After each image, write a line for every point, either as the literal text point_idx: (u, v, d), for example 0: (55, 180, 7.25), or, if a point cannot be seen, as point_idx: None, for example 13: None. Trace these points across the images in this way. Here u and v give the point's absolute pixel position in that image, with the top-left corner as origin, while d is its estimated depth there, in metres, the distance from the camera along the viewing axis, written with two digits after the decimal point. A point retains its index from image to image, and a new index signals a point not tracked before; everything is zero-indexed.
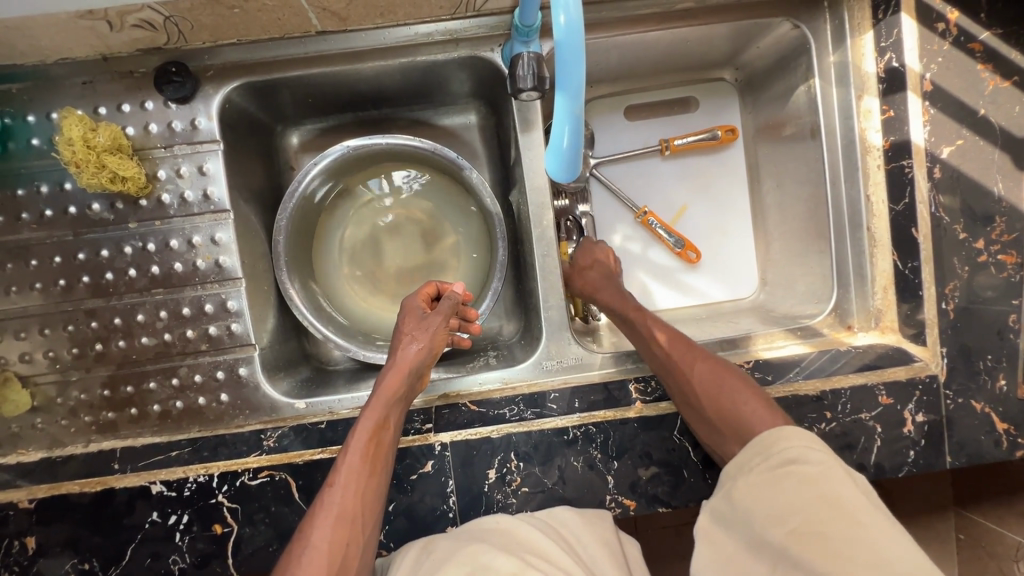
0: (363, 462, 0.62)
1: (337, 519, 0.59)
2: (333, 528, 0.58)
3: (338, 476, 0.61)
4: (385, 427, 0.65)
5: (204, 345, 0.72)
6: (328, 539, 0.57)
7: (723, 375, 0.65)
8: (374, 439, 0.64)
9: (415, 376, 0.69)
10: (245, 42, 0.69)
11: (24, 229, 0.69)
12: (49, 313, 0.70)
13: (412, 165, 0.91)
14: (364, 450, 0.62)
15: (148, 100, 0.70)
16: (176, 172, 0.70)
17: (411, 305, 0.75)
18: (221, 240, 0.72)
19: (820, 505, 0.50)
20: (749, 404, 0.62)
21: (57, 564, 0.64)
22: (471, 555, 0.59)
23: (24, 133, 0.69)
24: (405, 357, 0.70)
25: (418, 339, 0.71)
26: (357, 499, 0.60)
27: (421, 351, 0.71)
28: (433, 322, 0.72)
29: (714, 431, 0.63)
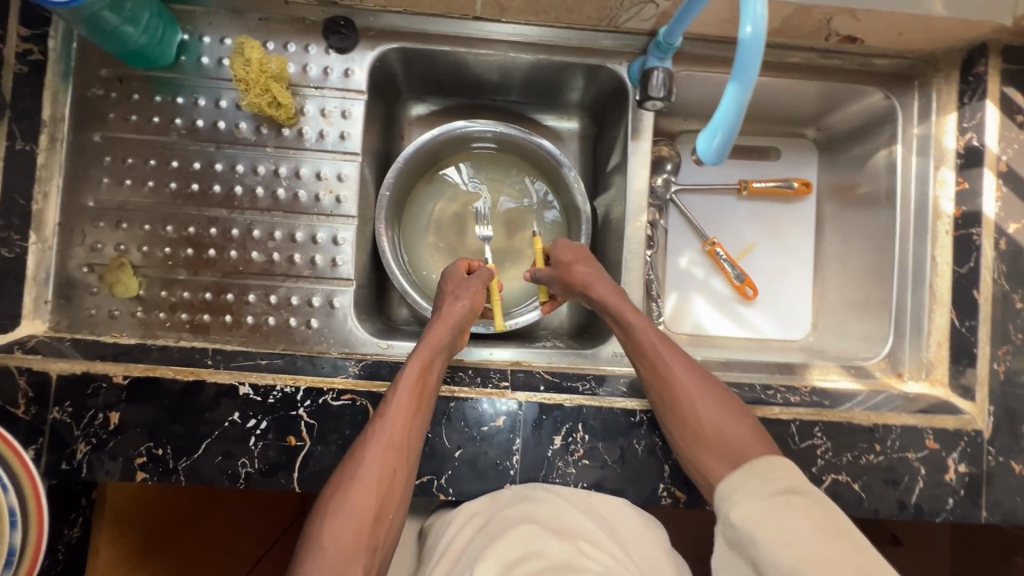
0: (411, 403, 0.66)
1: (386, 448, 0.64)
2: (382, 454, 0.64)
3: (387, 409, 0.65)
4: (429, 372, 0.69)
5: (307, 271, 0.76)
6: (379, 462, 0.63)
7: (715, 395, 0.70)
8: (421, 381, 0.68)
9: (458, 331, 0.74)
10: (408, 12, 0.78)
11: (174, 132, 0.75)
12: (174, 212, 0.75)
13: (510, 155, 0.97)
14: (413, 390, 0.66)
15: (311, 44, 0.77)
16: (321, 111, 0.77)
17: (451, 270, 0.81)
18: (345, 178, 0.78)
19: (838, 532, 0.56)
20: (740, 431, 0.67)
21: (133, 444, 0.66)
22: (522, 534, 0.65)
23: (196, 51, 0.76)
24: (451, 314, 0.75)
25: (462, 299, 0.77)
26: (404, 433, 0.65)
27: (465, 309, 0.76)
28: (474, 284, 0.78)
29: (694, 439, 0.67)
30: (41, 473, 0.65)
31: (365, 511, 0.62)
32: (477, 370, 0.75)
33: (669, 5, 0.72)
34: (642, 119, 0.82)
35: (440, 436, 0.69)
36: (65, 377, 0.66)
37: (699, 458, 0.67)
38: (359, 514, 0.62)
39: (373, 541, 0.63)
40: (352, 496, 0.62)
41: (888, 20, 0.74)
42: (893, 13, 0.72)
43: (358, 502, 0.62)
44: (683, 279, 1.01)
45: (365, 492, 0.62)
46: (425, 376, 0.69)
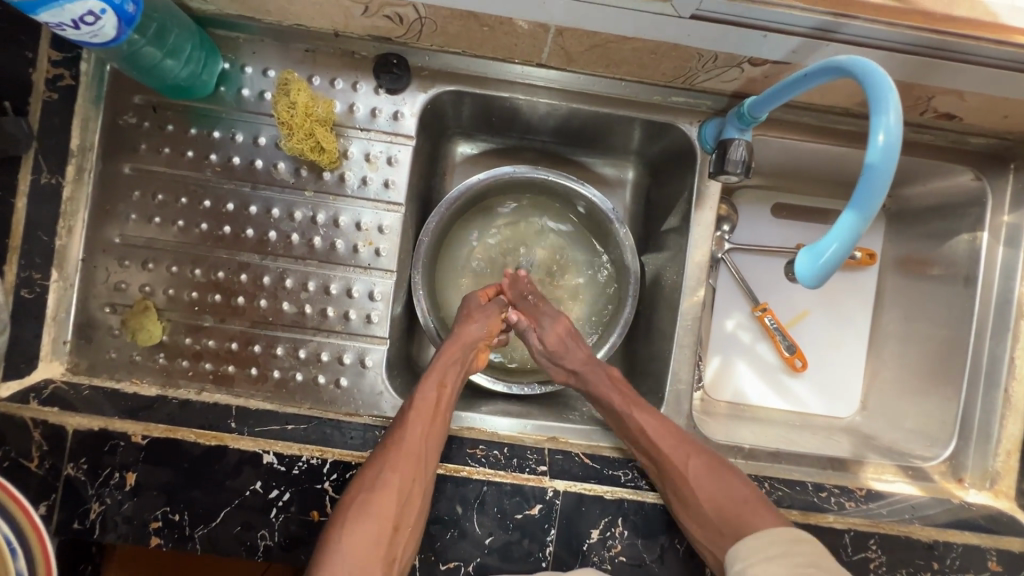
0: (429, 413, 0.68)
1: (405, 456, 0.64)
2: (400, 465, 0.63)
3: (407, 419, 0.66)
4: (444, 386, 0.71)
5: (339, 326, 0.72)
6: (397, 477, 0.63)
7: (717, 473, 0.68)
8: (438, 396, 0.70)
9: (471, 349, 0.76)
10: (467, 54, 0.71)
11: (208, 168, 0.70)
12: (204, 254, 0.71)
13: (556, 200, 0.90)
14: (428, 404, 0.68)
15: (360, 82, 0.71)
16: (366, 155, 0.72)
17: (469, 299, 0.81)
18: (386, 230, 0.73)
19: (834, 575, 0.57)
20: (749, 509, 0.65)
21: (149, 507, 0.63)
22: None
23: (236, 82, 0.70)
24: (467, 332, 0.77)
25: (476, 318, 0.78)
26: (423, 443, 0.65)
27: (479, 330, 0.77)
28: (491, 310, 0.80)
29: (705, 524, 0.65)
30: (51, 532, 0.61)
31: (384, 518, 0.61)
32: (512, 449, 0.70)
33: (756, 73, 0.66)
34: (708, 186, 0.76)
35: (471, 520, 0.65)
36: (81, 433, 0.62)
37: (706, 540, 0.65)
38: (380, 519, 0.61)
39: (390, 553, 0.61)
40: (370, 508, 0.62)
41: (996, 104, 0.67)
42: (1005, 98, 0.65)
43: (376, 512, 0.61)
44: (727, 344, 0.95)
45: (383, 500, 0.62)
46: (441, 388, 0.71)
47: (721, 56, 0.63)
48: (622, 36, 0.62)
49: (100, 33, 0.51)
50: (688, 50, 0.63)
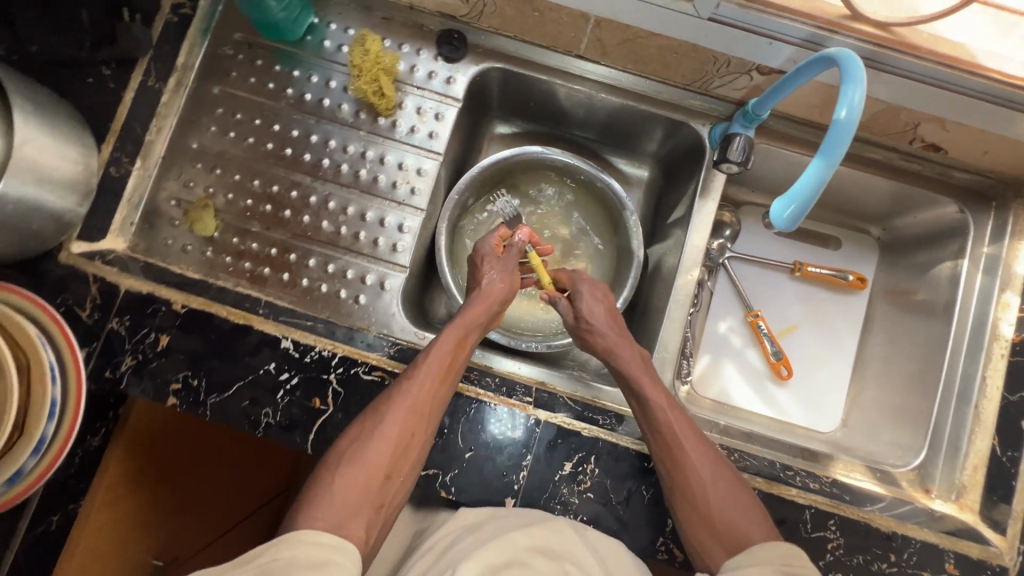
0: (441, 371, 0.69)
1: (410, 411, 0.66)
2: (403, 416, 0.66)
3: (417, 373, 0.68)
4: (461, 344, 0.73)
5: (367, 249, 0.81)
6: (398, 426, 0.66)
7: (723, 475, 0.68)
8: (453, 352, 0.72)
9: (493, 310, 0.79)
10: (517, 39, 0.83)
11: (283, 100, 0.82)
12: (264, 169, 0.81)
13: (577, 188, 0.99)
14: (442, 359, 0.70)
15: (424, 49, 0.84)
16: (418, 108, 0.83)
17: (483, 246, 0.84)
18: (424, 173, 0.83)
19: (731, 489, 0.67)
20: (745, 515, 0.65)
21: (173, 369, 0.70)
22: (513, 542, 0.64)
23: (321, 34, 0.83)
24: (490, 294, 0.79)
25: (500, 280, 0.81)
26: (429, 399, 0.68)
27: (502, 290, 0.80)
28: (511, 268, 0.83)
29: (700, 518, 0.66)
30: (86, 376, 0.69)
31: (378, 466, 0.65)
32: (504, 378, 0.75)
33: (763, 81, 0.76)
34: (713, 179, 0.86)
35: (456, 433, 0.71)
36: (131, 294, 0.71)
37: (690, 527, 0.66)
38: (375, 467, 0.65)
39: (381, 498, 0.65)
40: (367, 456, 0.65)
41: (975, 137, 0.76)
42: (982, 130, 0.74)
43: (372, 461, 0.65)
44: (719, 344, 1.01)
45: (382, 449, 0.65)
46: (456, 347, 0.72)
47: (734, 61, 0.74)
48: (650, 31, 0.73)
49: None
50: (705, 52, 0.74)
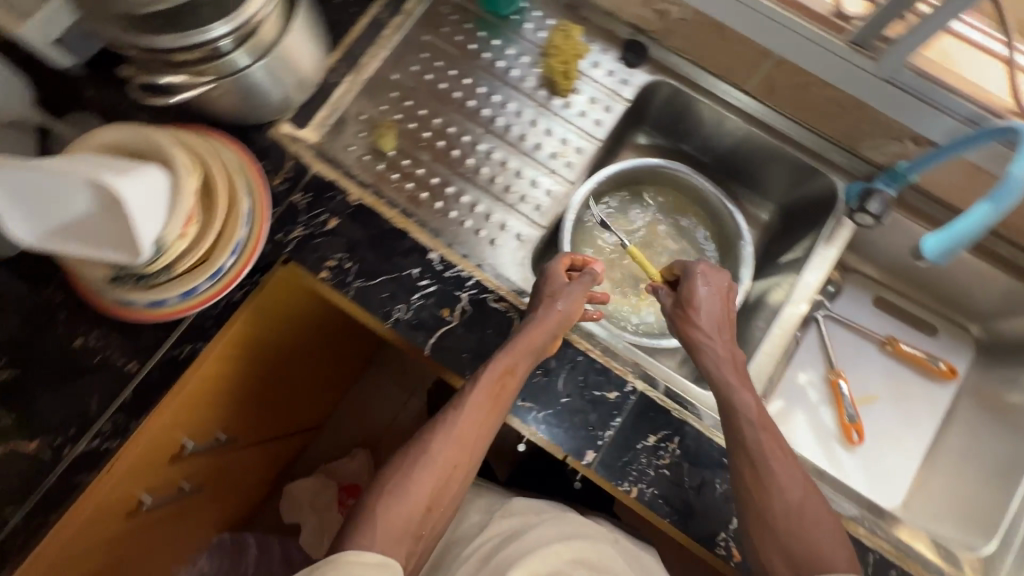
0: (489, 400, 0.71)
1: (457, 441, 0.71)
2: (449, 447, 0.71)
3: (464, 406, 0.71)
4: (512, 373, 0.72)
5: (514, 203, 0.90)
6: (443, 458, 0.70)
7: (808, 499, 0.66)
8: (500, 381, 0.72)
9: (551, 336, 0.73)
10: (693, 63, 0.93)
11: (480, 61, 0.94)
12: (446, 112, 0.92)
13: (698, 212, 1.06)
14: (489, 388, 0.71)
15: (609, 50, 0.95)
16: (591, 98, 0.93)
17: (552, 268, 0.79)
18: (581, 153, 0.93)
19: (811, 518, 0.66)
20: (825, 542, 0.65)
21: (333, 249, 0.79)
22: (556, 553, 0.84)
23: (526, 17, 0.96)
24: (546, 316, 0.74)
25: (561, 300, 0.75)
26: (476, 430, 0.71)
27: (562, 314, 0.74)
28: (574, 298, 0.76)
29: (770, 532, 0.66)
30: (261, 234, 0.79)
31: (420, 499, 0.68)
32: (608, 346, 0.81)
33: (915, 150, 0.83)
34: (839, 230, 0.90)
35: (558, 378, 0.76)
36: (317, 178, 0.82)
37: (757, 536, 0.66)
38: (418, 499, 0.68)
39: (420, 529, 0.68)
40: (414, 478, 0.69)
41: None
42: None
43: (417, 487, 0.68)
44: (795, 394, 1.02)
45: (428, 478, 0.69)
46: (504, 377, 0.71)
47: (893, 125, 0.82)
48: (824, 80, 0.81)
49: None
50: (869, 111, 0.82)
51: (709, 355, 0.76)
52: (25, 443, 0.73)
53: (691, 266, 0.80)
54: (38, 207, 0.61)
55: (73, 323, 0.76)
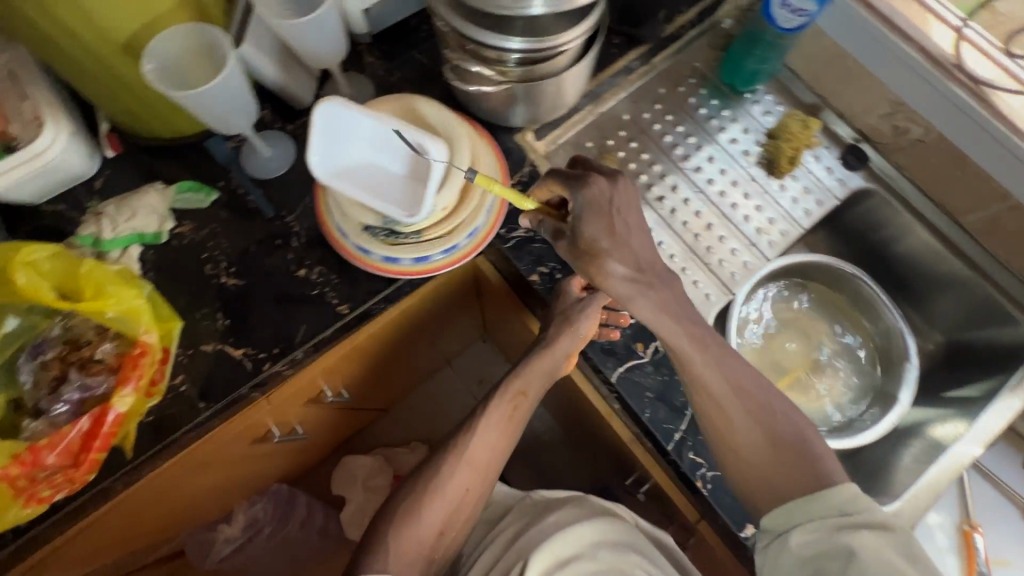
0: (505, 422, 0.82)
1: (472, 467, 0.80)
2: (465, 474, 0.80)
3: (479, 430, 0.81)
4: (523, 395, 0.83)
5: (710, 262, 0.93)
6: (458, 482, 0.79)
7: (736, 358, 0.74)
8: (514, 401, 0.83)
9: (563, 361, 0.81)
10: (911, 182, 0.96)
11: (707, 123, 1.00)
12: (665, 161, 0.97)
13: (862, 321, 1.07)
14: (505, 409, 0.82)
15: (831, 147, 0.99)
16: (805, 185, 0.97)
17: (566, 286, 0.81)
18: (783, 234, 0.95)
19: (786, 444, 0.71)
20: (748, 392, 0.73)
21: (547, 257, 0.83)
22: (576, 538, 0.84)
23: (759, 95, 1.00)
24: (554, 343, 0.81)
25: (566, 328, 0.80)
26: (488, 456, 0.81)
27: (568, 341, 0.80)
28: (584, 326, 0.79)
29: (720, 411, 0.72)
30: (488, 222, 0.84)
31: (434, 523, 0.77)
32: None
33: None
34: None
35: None
36: None
37: (757, 488, 0.72)
38: (433, 522, 0.77)
39: (435, 549, 0.78)
40: (433, 502, 0.78)
41: None
42: None
43: (434, 508, 0.78)
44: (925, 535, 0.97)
45: (442, 504, 0.78)
46: (516, 399, 0.83)
47: None
48: None
49: (787, 19, 0.82)
50: None
51: (721, 355, 0.73)
52: (233, 348, 0.79)
53: (578, 195, 0.70)
54: (342, 149, 0.70)
55: (303, 253, 0.82)
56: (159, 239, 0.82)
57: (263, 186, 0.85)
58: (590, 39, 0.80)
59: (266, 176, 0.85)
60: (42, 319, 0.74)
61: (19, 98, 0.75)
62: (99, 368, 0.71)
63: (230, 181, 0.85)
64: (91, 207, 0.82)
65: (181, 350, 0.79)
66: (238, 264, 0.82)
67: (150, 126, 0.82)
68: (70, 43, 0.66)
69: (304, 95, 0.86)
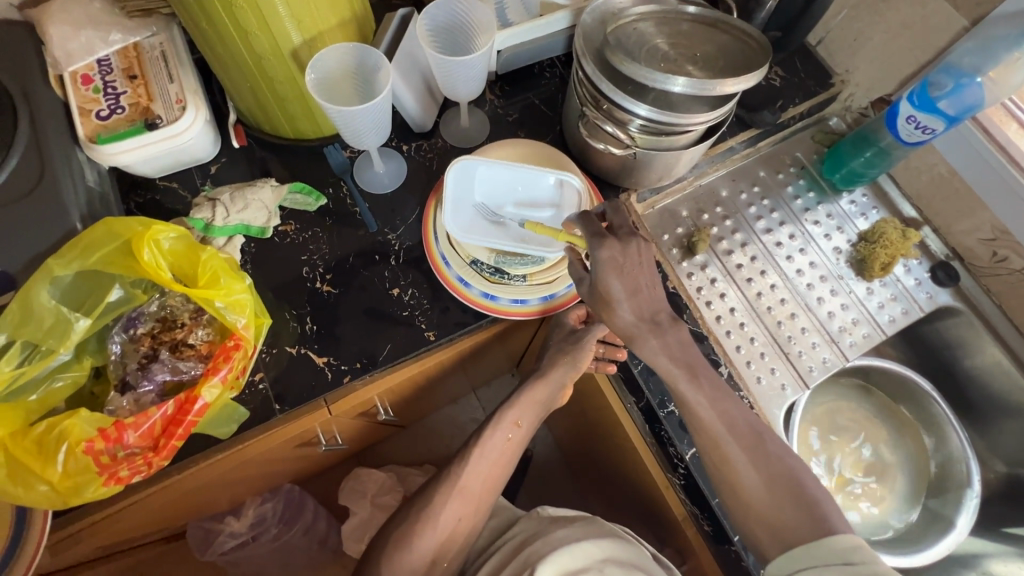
0: (498, 452, 0.84)
1: (466, 495, 0.82)
2: (455, 505, 0.81)
3: (471, 462, 0.82)
4: (518, 426, 0.86)
5: (788, 352, 0.93)
6: (450, 514, 0.80)
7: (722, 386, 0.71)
8: (508, 436, 0.85)
9: (558, 393, 0.87)
10: (997, 307, 0.96)
11: (801, 211, 1.00)
12: (756, 241, 0.98)
13: (920, 432, 1.05)
14: (499, 444, 0.84)
15: (921, 260, 0.99)
16: (890, 294, 0.97)
17: (564, 318, 0.86)
18: (863, 338, 0.95)
19: (783, 484, 0.66)
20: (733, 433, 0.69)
21: None
22: (584, 552, 0.80)
23: (856, 195, 1.01)
24: (547, 373, 0.86)
25: (562, 361, 0.85)
26: (480, 486, 0.83)
27: (562, 372, 0.85)
28: (582, 359, 0.84)
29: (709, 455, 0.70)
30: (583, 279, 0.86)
31: (424, 555, 0.78)
32: None
33: None
34: None
35: None
36: None
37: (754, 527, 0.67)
38: (422, 557, 0.78)
39: None
40: (425, 530, 0.79)
41: None
42: None
43: (424, 536, 0.78)
44: None
45: (434, 535, 0.79)
46: (510, 430, 0.85)
47: None
48: None
49: (911, 133, 0.85)
50: None
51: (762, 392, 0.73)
52: (316, 355, 0.79)
53: (596, 252, 0.69)
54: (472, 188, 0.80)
55: (399, 272, 0.83)
56: (263, 234, 0.84)
57: (370, 199, 0.87)
58: (716, 126, 0.81)
59: (377, 191, 0.87)
60: (142, 293, 0.73)
61: (167, 79, 0.78)
62: (190, 353, 0.71)
63: (339, 189, 0.87)
64: (205, 191, 0.84)
65: (263, 348, 0.79)
66: (334, 272, 0.83)
67: (275, 126, 0.85)
68: (240, 44, 0.68)
69: (426, 121, 0.89)
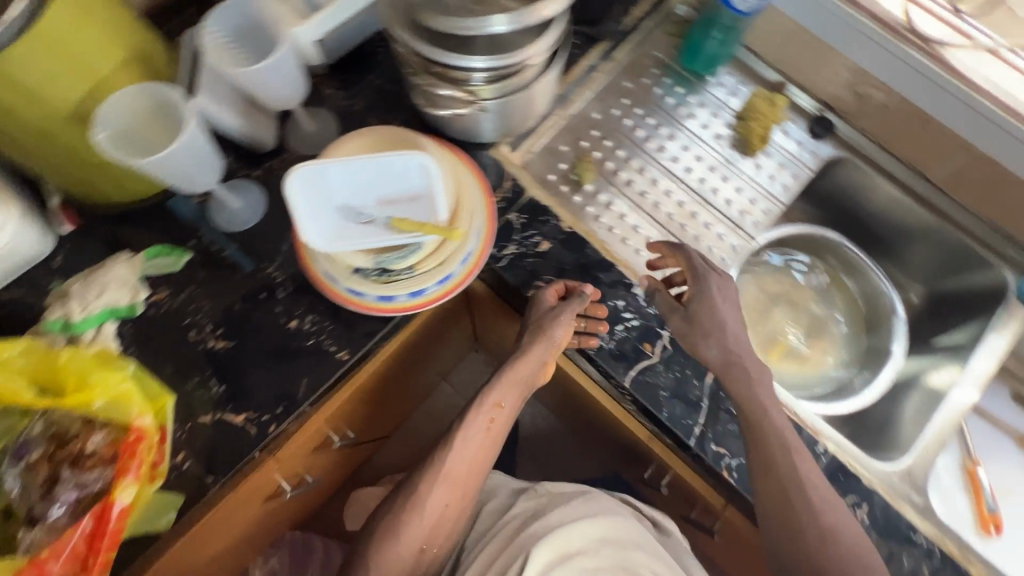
0: (484, 434, 0.83)
1: (451, 482, 0.81)
2: (439, 497, 0.80)
3: (455, 449, 0.81)
4: (500, 407, 0.84)
5: (698, 249, 0.94)
6: (432, 510, 0.79)
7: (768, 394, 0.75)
8: (491, 417, 0.83)
9: (540, 368, 0.82)
10: (876, 143, 0.98)
11: (674, 109, 0.99)
12: (639, 152, 0.97)
13: (844, 278, 1.10)
14: (482, 428, 0.82)
15: (798, 120, 1.00)
16: (778, 163, 0.99)
17: (541, 293, 0.80)
18: (763, 213, 0.98)
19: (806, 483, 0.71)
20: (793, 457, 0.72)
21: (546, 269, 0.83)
22: (581, 533, 0.84)
23: (720, 76, 1.01)
24: (527, 354, 0.81)
25: (543, 338, 0.79)
26: (466, 469, 0.82)
27: (540, 348, 0.80)
28: (559, 335, 0.78)
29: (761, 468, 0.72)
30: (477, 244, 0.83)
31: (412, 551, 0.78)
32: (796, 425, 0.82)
33: None
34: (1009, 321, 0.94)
35: None
36: (534, 200, 0.87)
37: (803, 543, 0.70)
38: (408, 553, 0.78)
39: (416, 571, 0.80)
40: (397, 539, 0.77)
41: None
42: None
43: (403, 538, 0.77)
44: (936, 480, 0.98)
45: (417, 533, 0.79)
46: (493, 412, 0.83)
47: None
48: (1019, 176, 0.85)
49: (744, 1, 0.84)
50: None
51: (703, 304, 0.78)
52: (233, 416, 0.75)
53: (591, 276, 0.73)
54: (356, 180, 0.73)
55: (292, 303, 0.79)
56: (135, 312, 0.78)
57: (238, 238, 0.81)
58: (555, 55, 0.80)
59: (242, 228, 0.81)
60: (21, 417, 0.68)
61: None
62: (93, 462, 0.67)
63: (202, 238, 0.81)
64: (56, 288, 0.78)
65: (177, 426, 0.75)
66: (224, 325, 0.78)
67: (104, 194, 0.78)
68: None
69: (265, 137, 0.83)
